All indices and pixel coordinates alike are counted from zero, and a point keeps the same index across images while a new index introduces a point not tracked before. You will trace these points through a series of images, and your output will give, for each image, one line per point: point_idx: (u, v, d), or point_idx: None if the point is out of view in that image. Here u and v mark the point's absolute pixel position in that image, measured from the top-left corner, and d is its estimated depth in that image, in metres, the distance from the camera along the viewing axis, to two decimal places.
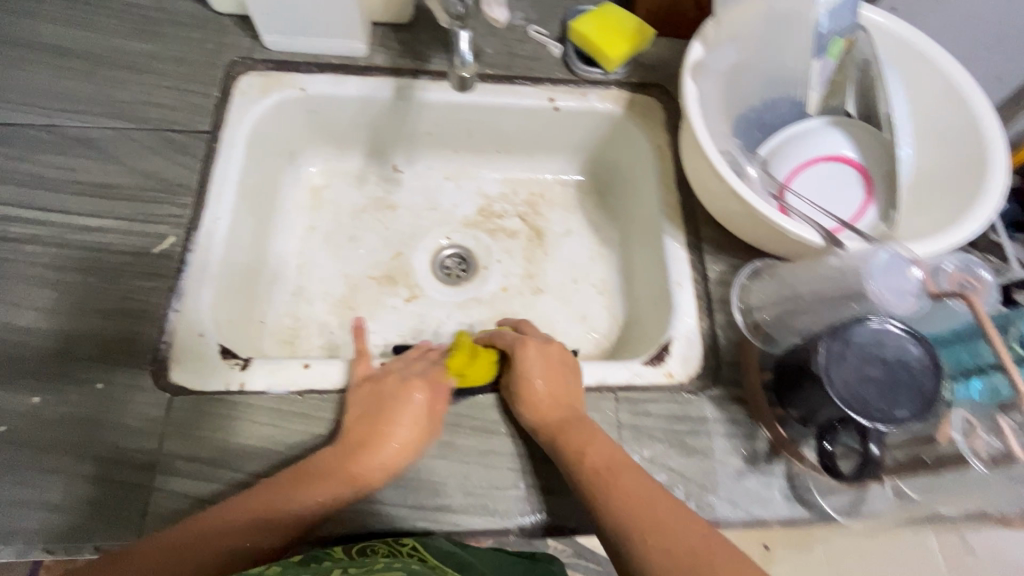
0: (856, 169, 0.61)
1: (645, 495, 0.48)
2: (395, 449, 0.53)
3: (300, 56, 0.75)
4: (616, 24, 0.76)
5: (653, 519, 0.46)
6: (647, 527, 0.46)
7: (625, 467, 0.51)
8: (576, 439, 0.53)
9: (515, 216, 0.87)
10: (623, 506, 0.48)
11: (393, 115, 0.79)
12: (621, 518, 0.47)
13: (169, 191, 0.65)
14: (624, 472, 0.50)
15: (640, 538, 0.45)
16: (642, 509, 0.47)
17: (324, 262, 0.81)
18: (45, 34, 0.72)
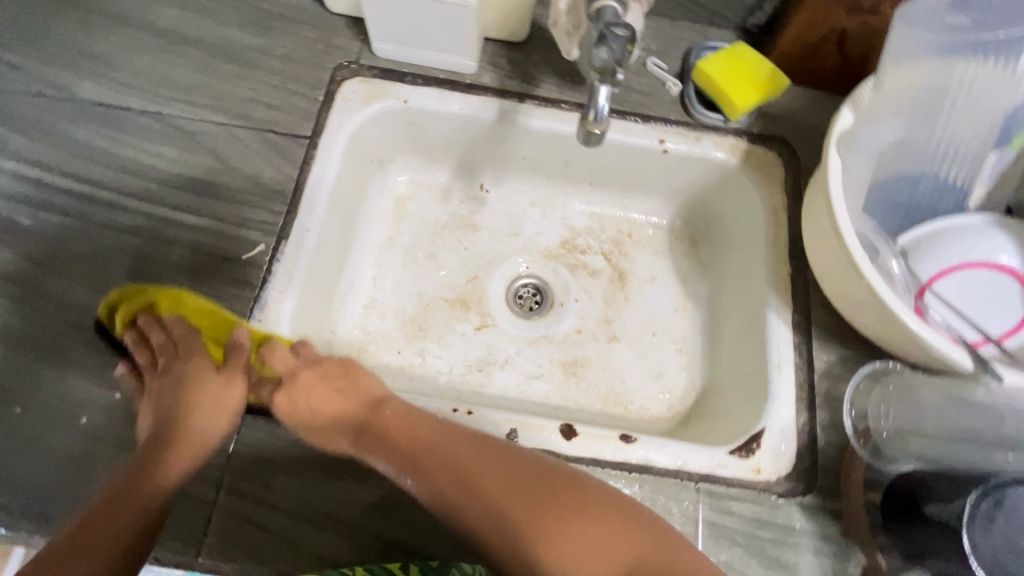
0: (1018, 281, 0.53)
1: (503, 484, 0.51)
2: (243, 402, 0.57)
3: (407, 66, 0.72)
4: (748, 68, 0.69)
5: (501, 505, 0.50)
6: (505, 515, 0.50)
7: (501, 463, 0.52)
8: (412, 433, 0.56)
9: (599, 254, 0.83)
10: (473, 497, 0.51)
11: (491, 136, 0.75)
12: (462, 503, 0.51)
13: (264, 196, 0.65)
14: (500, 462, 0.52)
15: (530, 531, 0.49)
16: (492, 502, 0.51)
17: (399, 277, 0.79)
18: (164, 18, 0.72)
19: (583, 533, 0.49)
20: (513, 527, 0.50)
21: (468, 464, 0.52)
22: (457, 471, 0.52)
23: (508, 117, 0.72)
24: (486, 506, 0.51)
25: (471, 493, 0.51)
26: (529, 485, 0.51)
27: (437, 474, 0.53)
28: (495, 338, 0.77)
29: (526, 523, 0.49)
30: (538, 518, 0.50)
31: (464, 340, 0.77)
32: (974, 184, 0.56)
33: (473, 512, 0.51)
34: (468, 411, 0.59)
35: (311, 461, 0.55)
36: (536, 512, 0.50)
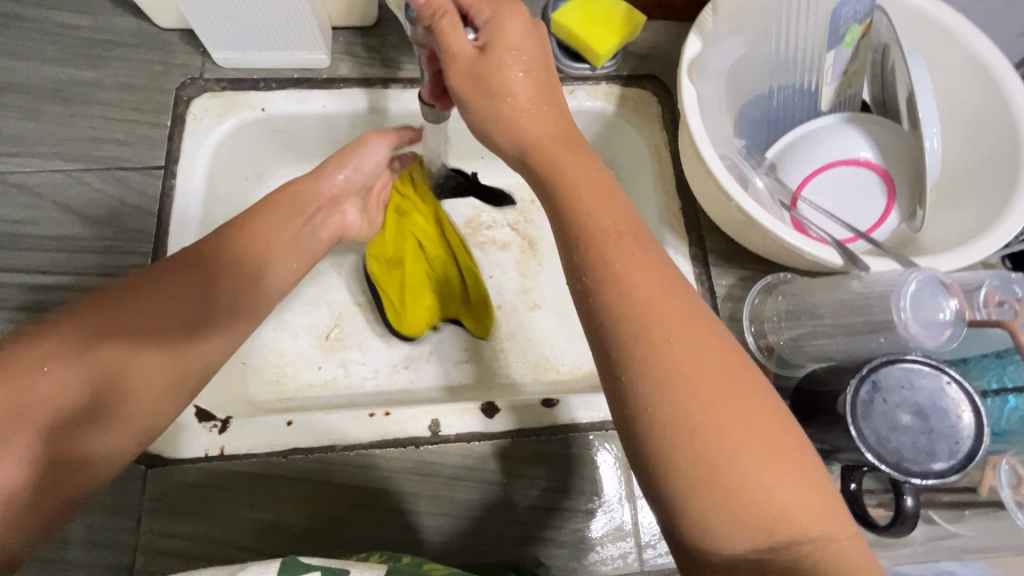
0: (877, 173, 0.55)
1: (672, 332, 0.36)
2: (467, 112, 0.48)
3: (257, 72, 0.68)
4: (603, 11, 0.68)
5: (654, 315, 0.37)
6: (653, 319, 0.36)
7: (692, 325, 0.37)
8: (574, 169, 0.43)
9: (506, 225, 0.81)
10: (630, 301, 0.37)
11: (365, 129, 0.72)
12: (602, 275, 0.38)
13: (127, 238, 0.60)
14: (693, 320, 0.37)
15: (675, 384, 0.34)
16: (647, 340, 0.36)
17: (306, 291, 0.76)
18: None
19: (738, 411, 0.34)
20: (652, 383, 0.35)
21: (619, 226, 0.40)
22: (613, 241, 0.39)
23: (376, 104, 0.69)
24: (639, 341, 0.36)
25: (622, 281, 0.38)
26: (702, 353, 0.36)
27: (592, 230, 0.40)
28: (416, 332, 0.75)
29: (676, 375, 0.35)
30: (686, 379, 0.35)
31: (385, 341, 0.75)
32: (822, 87, 0.57)
33: (610, 297, 0.37)
34: (385, 412, 0.57)
35: (232, 499, 0.53)
36: (697, 387, 0.34)
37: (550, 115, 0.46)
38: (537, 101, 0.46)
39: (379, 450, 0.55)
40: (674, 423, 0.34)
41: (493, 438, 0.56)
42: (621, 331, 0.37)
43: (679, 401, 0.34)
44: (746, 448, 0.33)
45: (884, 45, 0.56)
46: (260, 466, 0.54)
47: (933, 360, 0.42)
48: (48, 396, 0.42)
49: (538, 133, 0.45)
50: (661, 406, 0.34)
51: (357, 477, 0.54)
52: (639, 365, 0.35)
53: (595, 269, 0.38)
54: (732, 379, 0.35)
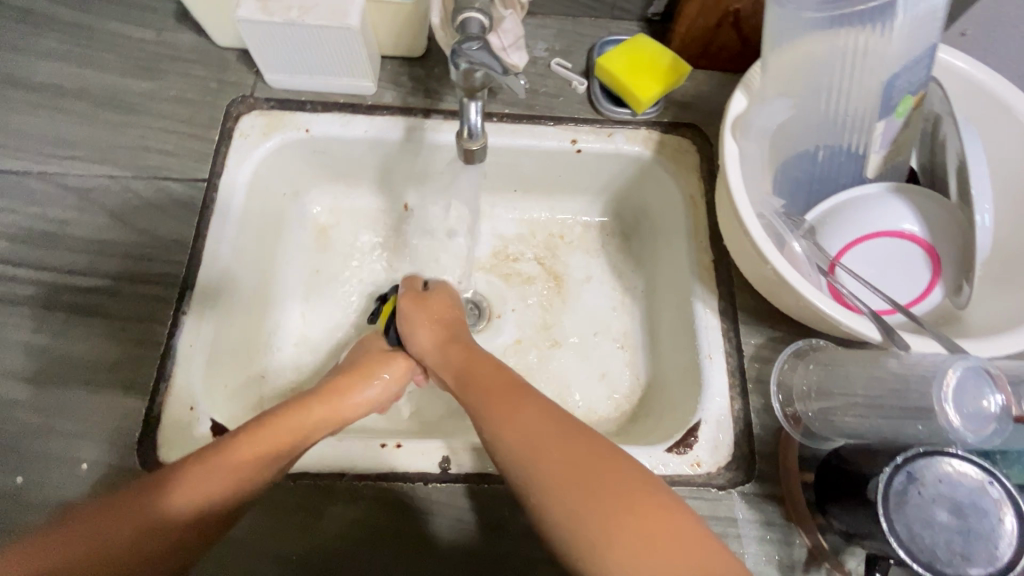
0: (923, 248, 0.53)
1: (568, 472, 0.44)
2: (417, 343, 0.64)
3: (305, 94, 0.70)
4: (648, 59, 0.69)
5: (546, 456, 0.45)
6: (552, 461, 0.45)
7: (586, 456, 0.45)
8: (482, 370, 0.56)
9: (532, 259, 0.81)
10: (518, 448, 0.46)
11: (403, 156, 0.73)
12: (504, 427, 0.48)
13: (163, 248, 0.62)
14: (580, 452, 0.45)
15: (587, 519, 0.41)
16: (543, 485, 0.44)
17: (329, 311, 0.76)
18: (41, 72, 0.68)
19: (638, 520, 0.41)
20: (533, 478, 0.45)
21: (510, 403, 0.50)
22: (500, 398, 0.51)
23: (415, 134, 0.70)
24: (549, 488, 0.44)
25: (524, 434, 0.47)
26: (588, 471, 0.44)
27: (496, 406, 0.50)
28: None
29: (582, 505, 0.42)
30: (579, 500, 0.42)
31: None
32: (869, 153, 0.56)
33: (510, 442, 0.47)
34: (396, 443, 0.56)
35: (236, 518, 0.53)
36: (589, 500, 0.42)
37: (450, 317, 0.65)
38: (437, 328, 0.64)
39: (386, 482, 0.54)
40: (591, 545, 0.41)
41: (504, 482, 0.55)
42: (530, 484, 0.45)
43: (587, 525, 0.41)
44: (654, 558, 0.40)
45: (938, 116, 0.55)
46: (268, 488, 0.54)
47: (974, 458, 0.39)
48: (111, 512, 0.45)
49: (434, 339, 0.63)
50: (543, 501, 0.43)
51: (364, 510, 0.53)
52: (550, 501, 0.43)
53: (490, 427, 0.49)
54: (632, 492, 0.43)
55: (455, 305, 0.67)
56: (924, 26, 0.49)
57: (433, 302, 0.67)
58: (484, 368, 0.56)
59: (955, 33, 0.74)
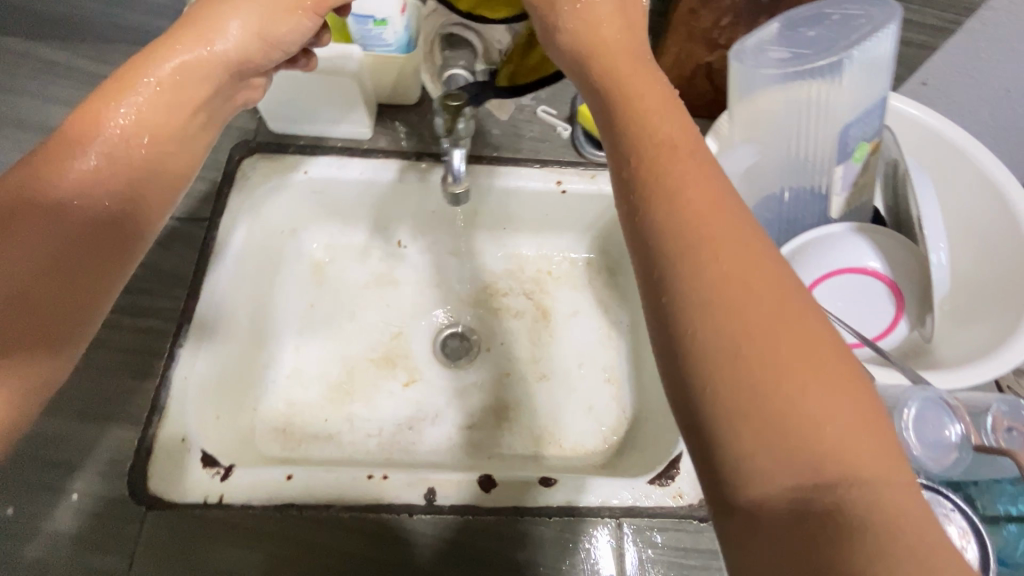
0: (884, 283, 0.56)
1: (741, 289, 0.31)
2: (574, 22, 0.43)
3: (305, 139, 0.74)
4: None
5: (722, 257, 0.32)
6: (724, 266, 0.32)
7: (756, 259, 0.32)
8: (641, 89, 0.40)
9: (521, 294, 0.84)
10: (685, 230, 0.33)
11: (397, 196, 0.77)
12: (665, 194, 0.34)
13: (165, 283, 0.65)
14: (758, 266, 0.32)
15: (720, 314, 0.30)
16: (709, 292, 0.31)
17: (322, 343, 0.78)
18: (57, 117, 0.72)
19: (783, 334, 0.30)
20: (692, 280, 0.32)
21: (672, 169, 0.35)
22: (670, 158, 0.36)
23: (408, 175, 0.74)
24: (694, 284, 0.32)
25: (680, 202, 0.34)
26: (758, 290, 0.31)
27: (667, 177, 0.35)
28: (424, 393, 0.77)
29: (719, 300, 0.31)
30: (755, 320, 0.30)
31: (393, 399, 0.76)
32: (832, 196, 0.60)
33: (670, 215, 0.34)
34: (384, 475, 0.57)
35: (221, 551, 0.53)
36: (765, 321, 0.30)
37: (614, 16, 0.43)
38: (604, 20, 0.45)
39: (370, 514, 0.55)
40: (721, 355, 0.30)
41: (491, 514, 0.56)
42: (692, 290, 0.32)
43: (727, 327, 0.30)
44: (788, 384, 0.29)
45: (895, 161, 0.59)
46: (254, 520, 0.54)
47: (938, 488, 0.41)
48: None
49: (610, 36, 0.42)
50: (705, 321, 0.31)
51: (348, 542, 0.54)
52: (685, 278, 0.32)
53: (647, 197, 0.35)
54: (782, 302, 0.31)
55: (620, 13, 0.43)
56: (871, 81, 0.54)
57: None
58: (668, 116, 0.38)
59: (918, 82, 0.79)
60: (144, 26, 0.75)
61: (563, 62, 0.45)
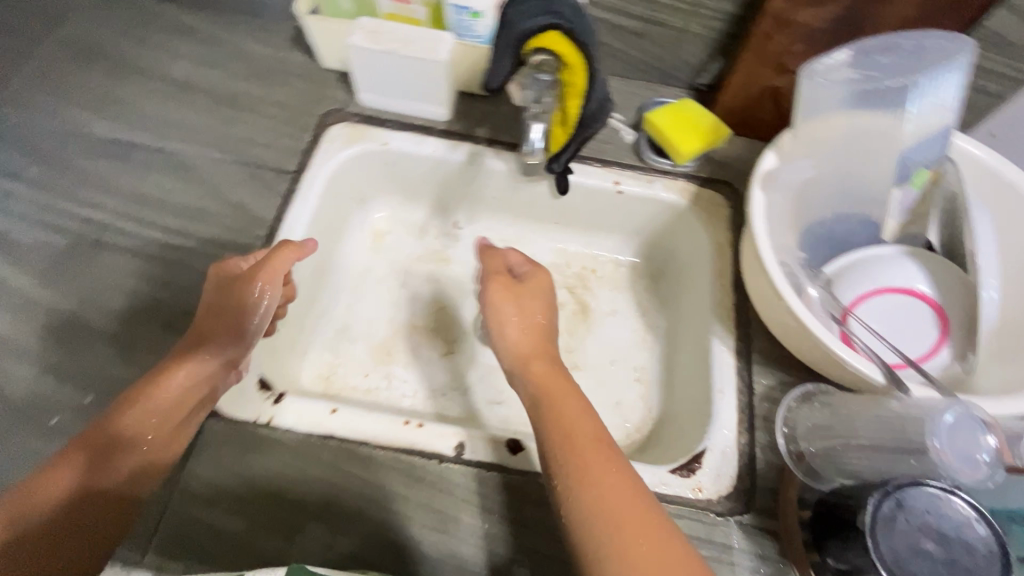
0: (930, 306, 0.57)
1: (600, 487, 0.47)
2: (514, 318, 0.65)
3: (387, 113, 0.80)
4: (693, 119, 0.77)
5: (586, 470, 0.49)
6: (587, 474, 0.48)
7: (614, 467, 0.49)
8: (540, 361, 0.61)
9: (564, 288, 0.87)
10: (565, 452, 0.51)
11: (462, 178, 0.82)
12: (577, 479, 0.48)
13: (246, 222, 0.70)
14: (613, 472, 0.49)
15: (626, 564, 0.43)
16: (584, 491, 0.47)
17: (372, 304, 0.83)
18: (174, 67, 0.80)
19: (635, 523, 0.45)
20: (573, 486, 0.48)
21: (559, 412, 0.54)
22: (555, 404, 0.55)
23: (476, 159, 0.79)
24: (575, 488, 0.48)
25: (592, 483, 0.48)
26: (614, 490, 0.47)
27: (555, 417, 0.54)
28: (461, 365, 0.80)
29: (621, 537, 0.44)
30: (611, 503, 0.46)
31: (430, 366, 0.80)
32: (886, 218, 0.63)
33: (554, 436, 0.52)
34: (419, 423, 0.60)
35: (266, 465, 0.57)
36: (612, 511, 0.46)
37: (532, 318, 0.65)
38: (526, 319, 0.65)
39: (404, 455, 0.59)
40: (597, 536, 0.45)
41: (516, 475, 0.58)
42: (572, 486, 0.48)
43: (591, 513, 0.46)
44: (641, 562, 0.43)
45: (953, 195, 0.60)
46: (299, 442, 0.59)
47: (967, 497, 0.44)
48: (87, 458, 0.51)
49: (518, 338, 0.63)
50: (586, 511, 0.46)
51: (381, 477, 0.58)
52: (570, 477, 0.49)
53: (542, 421, 0.54)
54: (633, 494, 0.47)
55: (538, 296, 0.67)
56: (935, 110, 0.56)
57: (522, 292, 0.67)
58: (544, 370, 0.60)
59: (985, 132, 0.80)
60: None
61: (504, 357, 0.63)
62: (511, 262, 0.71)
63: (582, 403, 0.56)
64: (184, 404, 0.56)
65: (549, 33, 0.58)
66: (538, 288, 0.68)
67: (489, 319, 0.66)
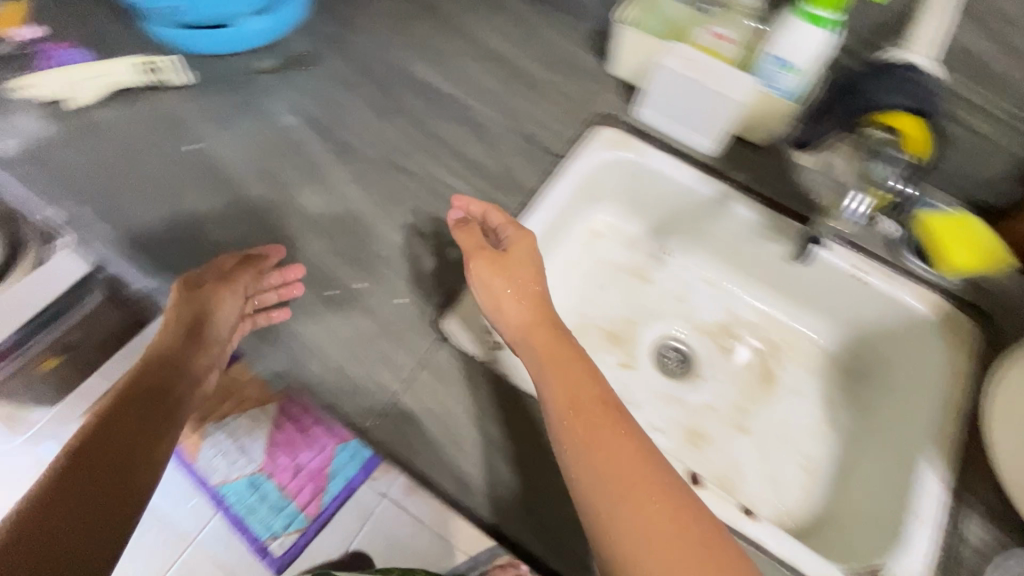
0: None
1: (614, 473, 0.50)
2: (511, 296, 0.62)
3: (655, 131, 0.84)
4: (972, 234, 0.68)
5: (602, 454, 0.51)
6: (602, 460, 0.51)
7: (634, 454, 0.51)
8: (556, 346, 0.59)
9: (752, 348, 0.86)
10: (585, 444, 0.52)
11: (699, 212, 0.84)
12: (583, 452, 0.51)
13: (511, 186, 0.78)
14: (630, 460, 0.50)
15: (641, 534, 0.47)
16: (600, 473, 0.50)
17: (565, 293, 0.87)
18: (489, 39, 0.91)
19: (647, 505, 0.48)
20: (589, 465, 0.51)
21: (579, 399, 0.54)
22: (574, 394, 0.55)
23: (726, 199, 0.80)
24: (590, 471, 0.50)
25: (604, 465, 0.50)
26: (631, 473, 0.50)
27: (573, 404, 0.54)
28: (632, 381, 0.83)
29: (634, 513, 0.48)
30: (628, 488, 0.49)
31: (605, 370, 0.83)
32: None
33: (569, 426, 0.53)
34: None
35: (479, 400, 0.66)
36: (628, 494, 0.49)
37: (527, 295, 0.62)
38: (520, 293, 0.62)
39: None
40: (617, 525, 0.48)
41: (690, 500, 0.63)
42: (586, 470, 0.51)
43: (607, 497, 0.49)
44: (664, 545, 0.46)
45: None
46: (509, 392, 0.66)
47: None
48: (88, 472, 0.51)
49: (523, 318, 0.61)
50: (604, 495, 0.49)
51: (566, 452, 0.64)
52: (587, 462, 0.51)
53: (553, 411, 0.54)
54: (648, 480, 0.49)
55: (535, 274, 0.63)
56: None
57: (511, 264, 0.63)
58: (552, 347, 0.59)
59: None
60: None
61: (506, 330, 0.62)
62: (489, 224, 0.67)
63: (584, 362, 0.57)
64: (171, 364, 0.61)
65: (910, 119, 0.68)
66: (529, 245, 0.65)
67: (481, 295, 0.62)
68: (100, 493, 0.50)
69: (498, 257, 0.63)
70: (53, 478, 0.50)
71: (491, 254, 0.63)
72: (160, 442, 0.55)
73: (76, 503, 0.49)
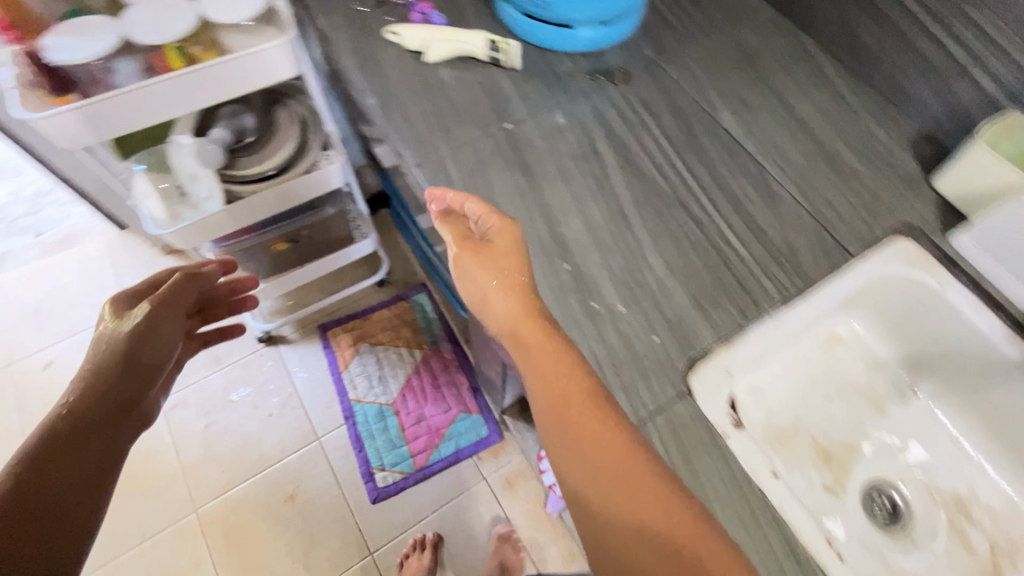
0: None
1: (597, 463, 0.56)
2: (495, 284, 0.64)
3: (966, 263, 0.76)
4: None
5: (584, 444, 0.57)
6: (583, 450, 0.57)
7: (588, 412, 0.58)
8: (536, 344, 0.61)
9: (986, 535, 0.75)
10: (572, 443, 0.57)
11: (982, 369, 0.75)
12: (569, 445, 0.58)
13: (791, 265, 0.74)
14: (593, 433, 0.57)
15: (622, 509, 0.54)
16: (588, 472, 0.56)
17: (789, 387, 0.78)
18: (803, 108, 0.88)
19: (625, 494, 0.54)
20: (578, 468, 0.57)
21: (562, 394, 0.59)
22: (550, 376, 0.60)
23: None
24: (579, 471, 0.57)
25: (584, 454, 0.57)
26: (602, 455, 0.56)
27: (557, 394, 0.59)
28: (835, 509, 0.76)
29: (611, 505, 0.55)
30: (603, 473, 0.55)
31: (809, 484, 0.76)
32: None
33: (560, 434, 0.58)
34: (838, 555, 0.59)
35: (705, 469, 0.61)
36: (609, 487, 0.55)
37: (512, 290, 0.63)
38: (507, 285, 0.63)
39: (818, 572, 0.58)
40: (603, 523, 0.55)
41: None
42: (578, 472, 0.57)
43: (595, 496, 0.56)
44: (643, 538, 0.52)
45: None
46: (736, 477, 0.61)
47: None
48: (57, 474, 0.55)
49: (509, 312, 0.63)
50: (592, 497, 0.56)
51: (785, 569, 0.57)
52: (577, 468, 0.57)
53: (552, 423, 0.59)
54: (617, 459, 0.55)
55: (508, 245, 0.65)
56: None
57: (497, 254, 0.65)
58: (546, 353, 0.60)
59: None
60: (914, 95, 0.86)
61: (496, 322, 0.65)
62: (467, 214, 0.68)
63: (563, 352, 0.60)
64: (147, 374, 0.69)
65: None
66: (509, 237, 0.65)
67: (472, 289, 0.66)
68: (79, 494, 0.55)
69: (479, 248, 0.66)
70: (42, 468, 0.55)
71: (484, 253, 0.65)
72: (102, 488, 0.58)
73: (55, 494, 0.54)
